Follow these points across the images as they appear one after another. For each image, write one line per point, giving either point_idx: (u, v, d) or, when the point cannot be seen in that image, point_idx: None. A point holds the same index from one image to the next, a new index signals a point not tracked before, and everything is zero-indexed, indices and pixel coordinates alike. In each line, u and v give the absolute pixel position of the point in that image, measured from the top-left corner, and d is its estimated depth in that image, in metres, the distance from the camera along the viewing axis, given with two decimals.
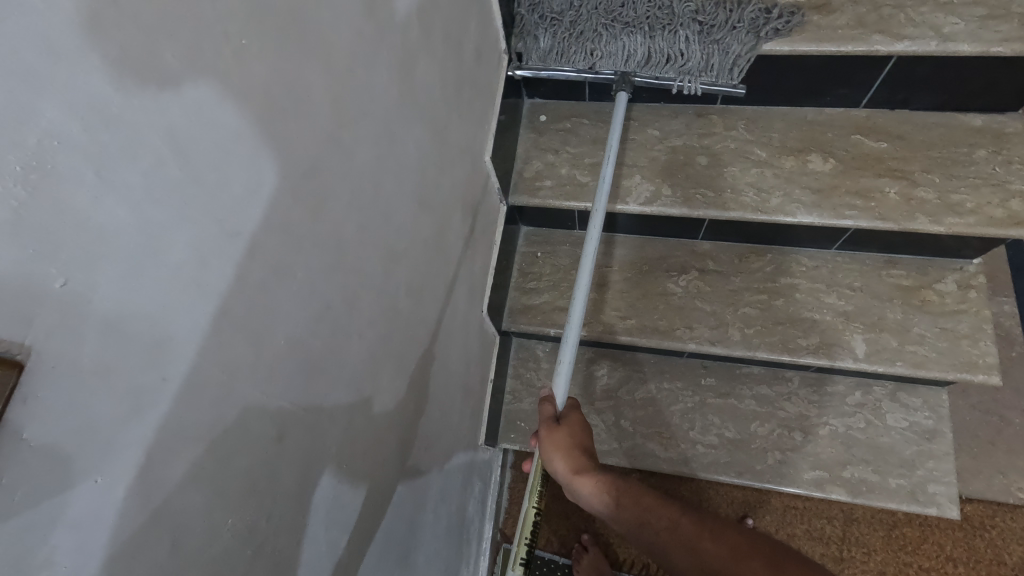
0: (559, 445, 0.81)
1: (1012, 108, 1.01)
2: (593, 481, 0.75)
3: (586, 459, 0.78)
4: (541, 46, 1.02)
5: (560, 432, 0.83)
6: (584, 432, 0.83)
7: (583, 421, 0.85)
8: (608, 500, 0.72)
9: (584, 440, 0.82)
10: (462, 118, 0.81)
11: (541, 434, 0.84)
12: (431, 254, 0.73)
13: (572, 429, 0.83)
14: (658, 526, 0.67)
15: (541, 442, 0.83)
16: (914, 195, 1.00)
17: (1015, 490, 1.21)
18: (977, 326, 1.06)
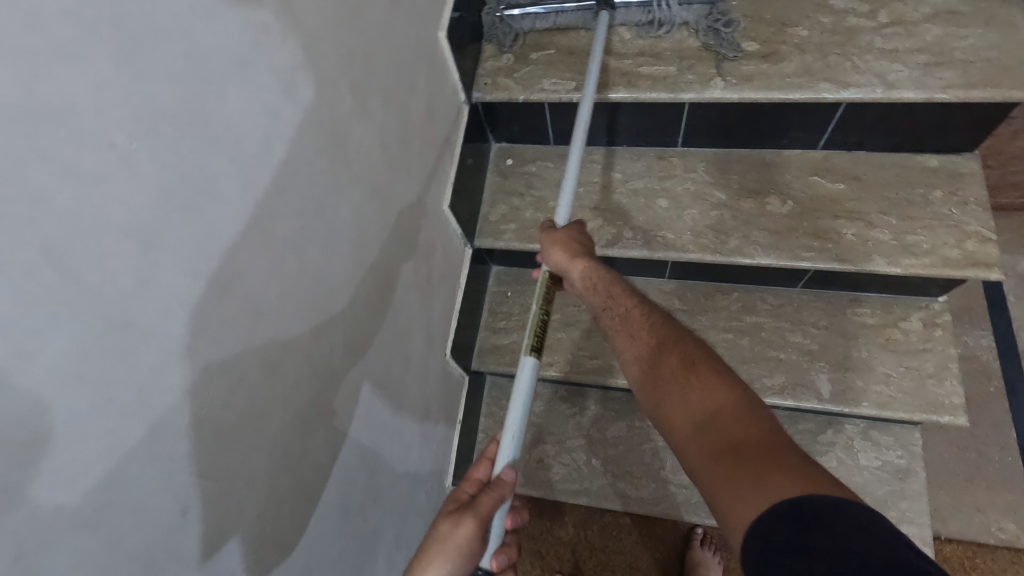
0: (557, 241, 0.83)
1: (967, 148, 1.02)
2: (586, 282, 0.77)
3: (584, 258, 0.79)
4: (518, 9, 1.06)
5: (560, 236, 0.83)
6: (582, 236, 0.83)
7: (583, 229, 0.84)
8: (595, 299, 0.76)
9: (583, 240, 0.82)
10: (411, 172, 0.83)
11: (544, 233, 0.85)
12: (374, 307, 0.75)
13: (572, 234, 0.83)
14: (630, 325, 0.71)
15: (541, 243, 0.84)
16: (870, 236, 1.00)
17: (995, 530, 1.18)
18: (942, 365, 1.05)
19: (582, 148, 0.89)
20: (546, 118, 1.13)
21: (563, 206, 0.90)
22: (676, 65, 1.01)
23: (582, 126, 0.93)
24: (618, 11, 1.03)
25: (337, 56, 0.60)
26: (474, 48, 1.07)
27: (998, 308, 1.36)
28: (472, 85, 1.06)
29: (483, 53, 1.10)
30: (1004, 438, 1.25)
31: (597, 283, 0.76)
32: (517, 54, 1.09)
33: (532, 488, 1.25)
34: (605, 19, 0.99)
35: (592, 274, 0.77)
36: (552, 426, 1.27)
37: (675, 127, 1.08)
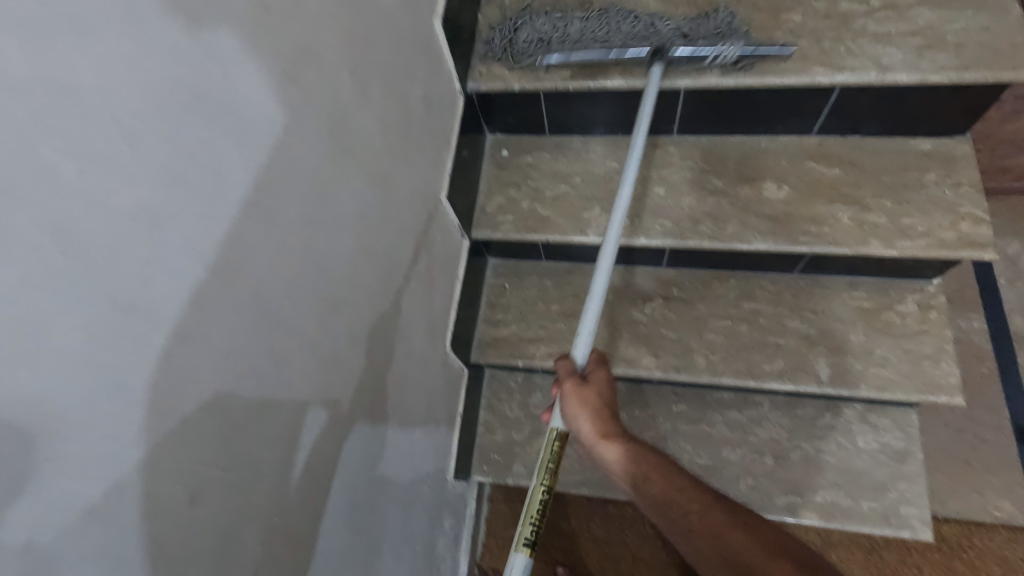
0: (585, 404, 0.85)
1: (960, 131, 1.03)
2: (622, 455, 0.82)
3: (615, 426, 0.84)
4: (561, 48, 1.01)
5: (589, 390, 0.86)
6: (611, 392, 0.87)
7: (608, 379, 0.88)
8: (636, 474, 0.80)
9: (609, 398, 0.87)
10: (410, 161, 0.83)
11: (565, 383, 0.87)
12: (378, 297, 0.75)
13: (597, 389, 0.87)
14: (686, 508, 0.75)
15: (566, 395, 0.86)
16: (867, 219, 1.01)
17: (991, 509, 1.20)
18: (938, 347, 1.06)
19: (627, 203, 0.90)
20: (541, 108, 1.12)
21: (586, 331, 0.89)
22: None
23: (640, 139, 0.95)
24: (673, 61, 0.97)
25: (337, 39, 0.60)
26: (468, 38, 1.06)
27: (990, 291, 1.37)
28: (467, 75, 1.06)
29: (476, 44, 1.09)
30: (998, 419, 1.27)
31: (635, 454, 0.81)
32: None
33: None
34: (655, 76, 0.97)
35: (626, 444, 0.82)
36: (552, 419, 1.28)
37: (671, 114, 1.08)
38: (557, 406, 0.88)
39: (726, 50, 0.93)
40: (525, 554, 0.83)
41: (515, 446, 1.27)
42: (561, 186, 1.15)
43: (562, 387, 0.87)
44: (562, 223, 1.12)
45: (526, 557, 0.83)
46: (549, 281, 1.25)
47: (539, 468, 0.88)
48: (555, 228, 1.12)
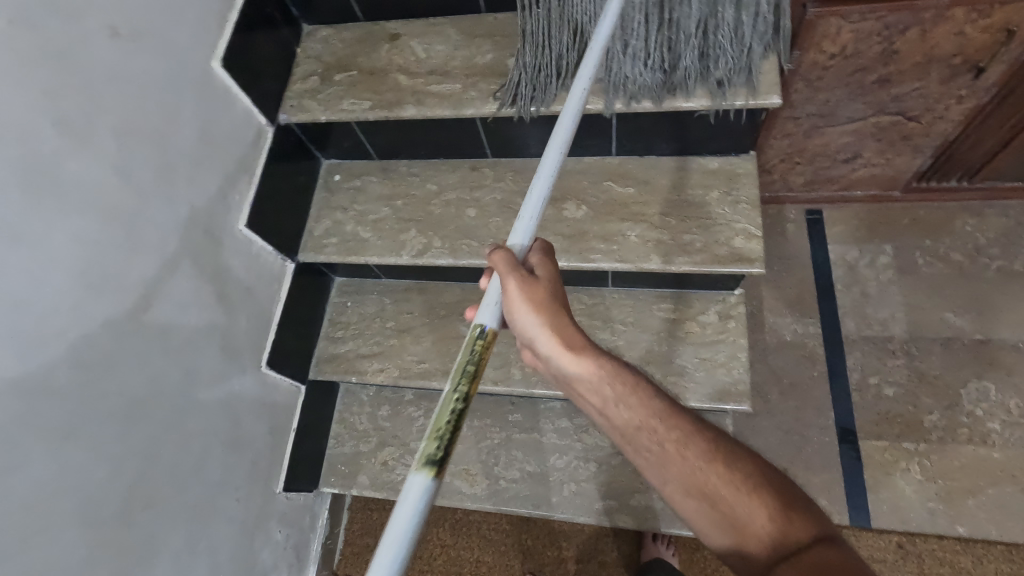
0: (536, 302, 0.73)
1: (743, 150, 1.10)
2: (591, 368, 0.72)
3: (570, 330, 0.74)
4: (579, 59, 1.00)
5: (541, 289, 0.73)
6: (558, 288, 0.77)
7: (553, 274, 0.78)
8: (604, 391, 0.71)
9: (558, 297, 0.76)
10: (174, 195, 0.87)
11: (508, 277, 0.72)
12: (123, 326, 0.79)
13: (546, 284, 0.75)
14: (660, 433, 0.67)
15: (512, 293, 0.72)
16: (651, 237, 1.07)
17: (811, 508, 1.25)
18: (733, 355, 1.12)
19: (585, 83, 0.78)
20: (360, 136, 1.19)
21: (525, 215, 0.76)
22: (462, 82, 1.07)
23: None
24: (643, 80, 0.98)
25: (25, 101, 0.66)
26: (279, 71, 1.12)
27: (827, 296, 1.42)
28: (278, 108, 1.12)
29: (292, 76, 1.15)
30: (823, 420, 1.31)
31: (603, 368, 0.72)
32: (323, 76, 1.14)
33: (377, 490, 1.29)
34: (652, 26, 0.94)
35: (590, 355, 0.73)
36: (397, 430, 1.33)
37: (478, 139, 1.15)
38: (503, 309, 0.75)
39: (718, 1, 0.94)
40: (427, 475, 0.64)
41: (362, 457, 1.33)
42: (383, 209, 1.20)
43: (503, 285, 0.72)
44: (380, 244, 1.17)
45: (427, 477, 0.64)
46: (387, 298, 1.30)
47: (452, 377, 0.71)
48: (373, 250, 1.17)
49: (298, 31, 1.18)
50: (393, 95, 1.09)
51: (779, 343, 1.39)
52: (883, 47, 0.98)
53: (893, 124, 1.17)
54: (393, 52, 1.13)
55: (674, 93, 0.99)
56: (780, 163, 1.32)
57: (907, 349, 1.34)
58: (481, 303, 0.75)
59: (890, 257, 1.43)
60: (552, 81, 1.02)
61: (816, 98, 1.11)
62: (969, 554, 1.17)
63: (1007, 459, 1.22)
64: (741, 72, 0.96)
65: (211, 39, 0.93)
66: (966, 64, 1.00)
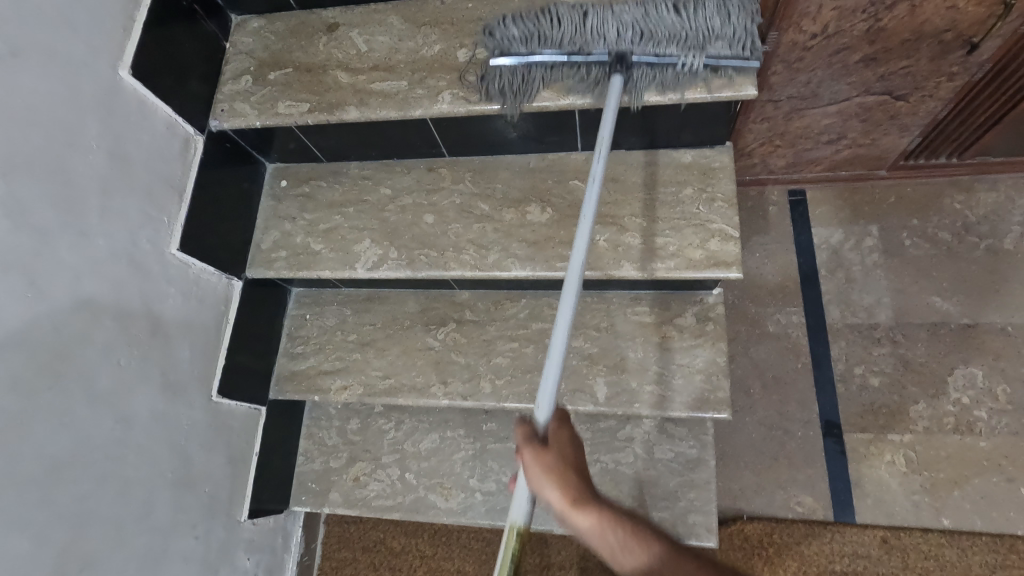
0: (548, 468, 0.73)
1: (718, 141, 1.01)
2: (598, 519, 0.70)
3: (584, 487, 0.72)
4: (525, 74, 0.92)
5: (549, 454, 0.74)
6: (575, 450, 0.76)
7: (573, 437, 0.78)
8: (611, 541, 0.69)
9: (574, 458, 0.75)
10: (85, 229, 0.79)
11: (522, 454, 0.75)
12: (36, 381, 0.72)
13: (559, 447, 0.76)
14: (663, 571, 0.66)
15: (524, 464, 0.74)
16: (622, 241, 0.99)
17: (795, 504, 1.22)
18: (712, 360, 1.07)
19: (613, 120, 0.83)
20: (303, 139, 1.09)
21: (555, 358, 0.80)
22: (408, 79, 0.98)
23: (614, 95, 0.87)
24: (633, 71, 0.90)
25: None
26: (205, 72, 1.01)
27: (811, 283, 1.36)
28: (208, 113, 1.01)
29: (222, 76, 1.04)
30: (807, 414, 1.27)
31: (607, 516, 0.70)
32: (256, 75, 1.04)
33: (349, 508, 1.24)
34: (617, 84, 0.88)
35: (596, 506, 0.71)
36: (368, 444, 1.27)
37: (431, 138, 1.06)
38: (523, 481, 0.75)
39: (689, 60, 0.87)
40: None
41: (332, 474, 1.27)
42: (335, 217, 1.12)
43: (519, 459, 0.74)
44: (333, 256, 1.09)
45: None
46: (348, 308, 1.23)
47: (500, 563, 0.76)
48: (326, 263, 1.09)
49: (226, 24, 1.07)
50: (334, 95, 1.00)
51: (761, 335, 1.34)
52: (868, 24, 0.89)
53: (878, 104, 1.08)
54: (331, 46, 1.04)
55: (664, 85, 0.90)
56: (760, 146, 1.24)
57: (893, 337, 1.29)
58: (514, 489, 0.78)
59: (877, 238, 1.36)
60: (534, 73, 0.92)
61: (795, 81, 1.02)
62: (954, 546, 1.16)
63: (993, 447, 1.20)
64: (742, 57, 0.87)
65: (112, 45, 0.83)
66: (958, 39, 0.92)
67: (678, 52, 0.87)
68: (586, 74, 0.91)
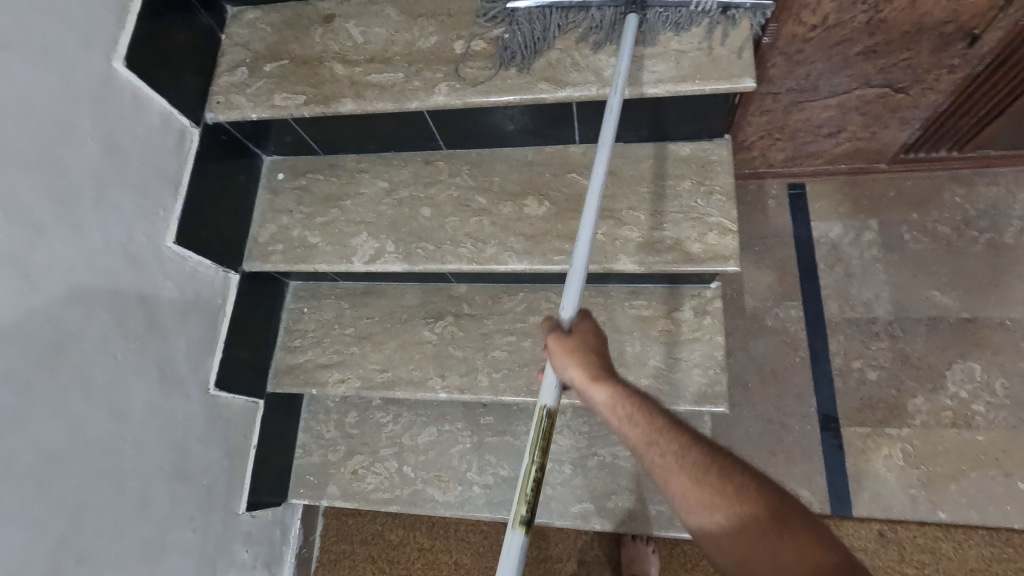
0: (570, 350, 0.76)
1: (717, 134, 1.01)
2: (616, 395, 0.72)
3: (605, 367, 0.74)
4: (537, 18, 0.92)
5: (573, 338, 0.77)
6: (598, 342, 0.77)
7: (596, 329, 0.79)
8: (621, 412, 0.71)
9: (598, 348, 0.77)
10: (80, 221, 0.79)
11: (547, 341, 0.78)
12: (31, 375, 0.72)
13: (583, 334, 0.78)
14: (664, 447, 0.68)
15: (549, 351, 0.77)
16: (619, 234, 0.99)
17: (792, 498, 1.23)
18: (709, 354, 1.06)
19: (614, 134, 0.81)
20: (299, 132, 1.08)
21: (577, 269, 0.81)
22: (405, 71, 0.98)
23: (632, 33, 0.86)
24: (649, 11, 0.90)
25: None
26: (201, 64, 1.01)
27: (809, 277, 1.36)
28: (203, 106, 1.01)
29: (218, 69, 1.04)
30: (805, 408, 1.27)
31: (625, 391, 0.72)
32: (251, 67, 1.03)
33: (347, 501, 1.24)
34: (634, 22, 0.87)
35: (615, 382, 0.73)
36: (366, 438, 1.27)
37: (428, 131, 1.05)
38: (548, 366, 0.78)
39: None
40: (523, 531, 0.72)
41: (330, 467, 1.27)
42: (331, 211, 1.11)
43: (545, 343, 0.78)
44: (329, 250, 1.09)
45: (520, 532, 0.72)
46: (345, 302, 1.23)
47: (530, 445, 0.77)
48: (323, 257, 1.08)
49: (222, 16, 1.06)
50: (330, 87, 0.99)
51: (759, 329, 1.34)
52: (868, 16, 0.88)
53: (878, 97, 1.08)
54: (328, 38, 1.03)
55: (680, 24, 0.91)
56: (760, 140, 1.23)
57: (891, 331, 1.29)
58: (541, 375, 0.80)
59: (876, 233, 1.36)
60: (551, 18, 0.92)
61: (795, 73, 1.01)
62: (950, 540, 1.16)
63: (990, 442, 1.20)
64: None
65: (105, 37, 0.82)
66: (960, 32, 0.91)
67: None
68: (602, 18, 0.91)
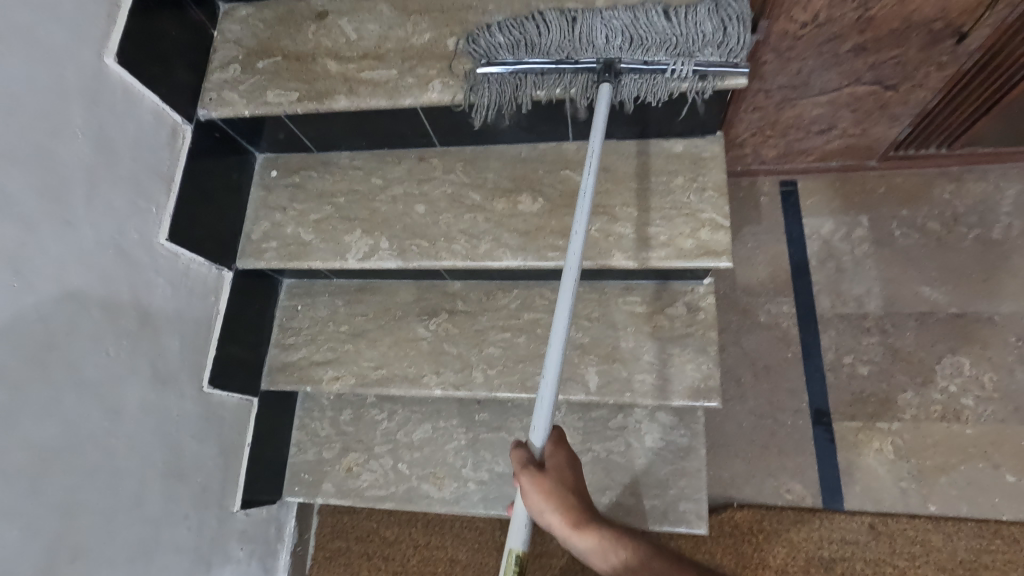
0: (546, 493, 0.75)
1: (710, 130, 1.02)
2: (601, 542, 0.75)
3: (585, 509, 0.77)
4: (511, 83, 0.93)
5: (548, 477, 0.77)
6: (573, 473, 0.80)
7: (569, 458, 0.82)
8: (611, 560, 0.75)
9: (571, 482, 0.79)
10: (71, 218, 0.78)
11: (520, 477, 0.77)
12: (22, 373, 0.71)
13: (557, 470, 0.79)
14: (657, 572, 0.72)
15: (521, 489, 0.76)
16: (613, 230, 0.99)
17: (785, 491, 1.24)
18: (702, 349, 1.07)
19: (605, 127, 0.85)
20: (292, 128, 1.08)
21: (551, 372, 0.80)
22: (398, 68, 0.98)
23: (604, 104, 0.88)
24: (623, 79, 0.91)
25: None
26: (193, 60, 1.00)
27: (801, 273, 1.37)
28: (196, 102, 1.00)
29: (210, 65, 1.03)
30: (797, 402, 1.28)
31: (609, 535, 0.76)
32: (244, 64, 1.03)
33: (343, 497, 1.24)
34: (606, 92, 0.89)
35: (596, 525, 0.76)
36: (361, 435, 1.27)
37: (423, 128, 1.06)
38: (521, 505, 0.77)
39: (677, 66, 0.89)
40: None
41: (325, 464, 1.27)
42: (325, 207, 1.11)
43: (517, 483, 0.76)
44: (324, 247, 1.08)
45: None
46: (340, 299, 1.22)
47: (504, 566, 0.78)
48: (317, 253, 1.08)
49: (214, 11, 1.05)
50: (323, 83, 0.99)
51: (752, 325, 1.35)
52: (859, 12, 0.89)
53: (869, 94, 1.09)
54: (321, 34, 1.03)
55: (654, 92, 0.92)
56: (751, 137, 1.24)
57: (882, 326, 1.30)
58: (512, 518, 0.78)
59: (867, 228, 1.37)
60: (525, 82, 0.93)
61: (786, 69, 1.02)
62: (940, 531, 1.17)
63: (979, 434, 1.21)
64: (729, 65, 0.89)
65: (95, 33, 0.81)
66: (948, 28, 0.92)
67: (665, 59, 0.90)
68: (576, 84, 0.92)
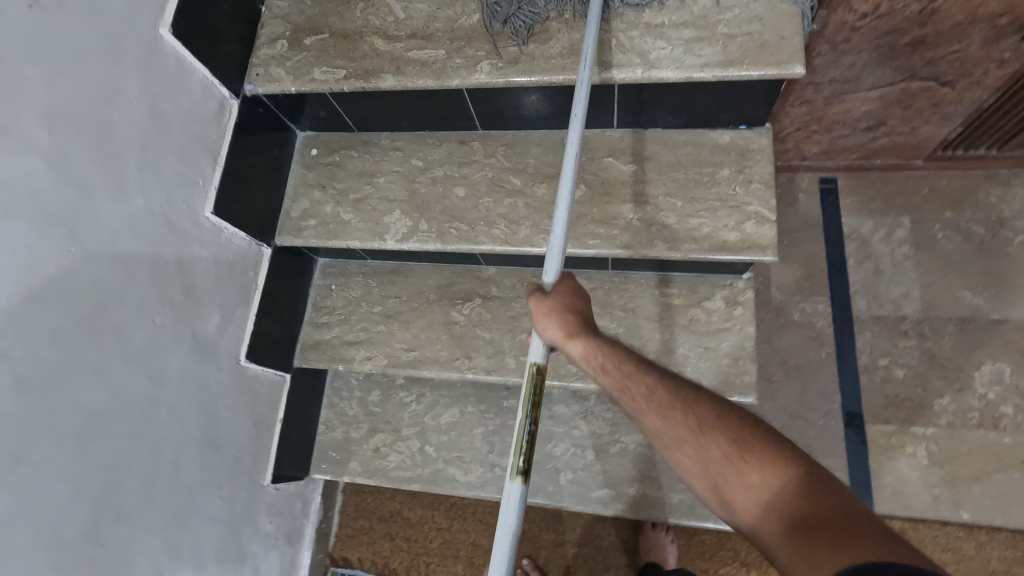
0: (549, 310, 0.78)
1: (758, 123, 1.00)
2: (590, 348, 0.74)
3: (583, 324, 0.76)
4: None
5: (552, 300, 0.78)
6: (580, 301, 0.79)
7: (578, 291, 0.80)
8: (599, 363, 0.72)
9: (579, 307, 0.78)
10: (123, 186, 0.79)
11: (531, 302, 0.80)
12: (74, 335, 0.72)
13: (563, 295, 0.79)
14: (639, 387, 0.69)
15: (533, 310, 0.79)
16: (655, 220, 0.99)
17: None
18: (739, 344, 1.06)
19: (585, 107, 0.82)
20: (335, 107, 1.08)
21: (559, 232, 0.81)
22: (446, 48, 0.97)
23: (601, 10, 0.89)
24: None
25: None
26: (242, 35, 1.00)
27: (837, 271, 1.35)
28: (243, 77, 1.01)
29: (257, 41, 1.04)
30: (829, 403, 1.27)
31: (600, 344, 0.74)
32: (291, 40, 1.03)
33: (369, 477, 1.25)
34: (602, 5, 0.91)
35: (592, 337, 0.75)
36: (389, 416, 1.28)
37: (465, 110, 1.05)
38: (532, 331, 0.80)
39: None
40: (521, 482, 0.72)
41: (352, 443, 1.28)
42: (365, 187, 1.11)
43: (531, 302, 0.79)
44: (362, 227, 1.09)
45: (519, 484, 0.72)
46: (373, 281, 1.23)
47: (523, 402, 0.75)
48: (356, 234, 1.09)
49: None
50: (369, 62, 0.99)
51: (785, 322, 1.33)
52: (922, 5, 0.87)
53: (922, 90, 1.06)
54: (368, 12, 1.03)
55: (643, 2, 0.93)
56: (795, 131, 1.22)
57: (920, 329, 1.28)
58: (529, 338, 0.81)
59: (907, 230, 1.34)
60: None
61: (839, 62, 1.00)
62: (972, 539, 1.16)
63: (1017, 444, 1.19)
64: None
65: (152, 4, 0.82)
66: (1014, 24, 0.90)
67: None
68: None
